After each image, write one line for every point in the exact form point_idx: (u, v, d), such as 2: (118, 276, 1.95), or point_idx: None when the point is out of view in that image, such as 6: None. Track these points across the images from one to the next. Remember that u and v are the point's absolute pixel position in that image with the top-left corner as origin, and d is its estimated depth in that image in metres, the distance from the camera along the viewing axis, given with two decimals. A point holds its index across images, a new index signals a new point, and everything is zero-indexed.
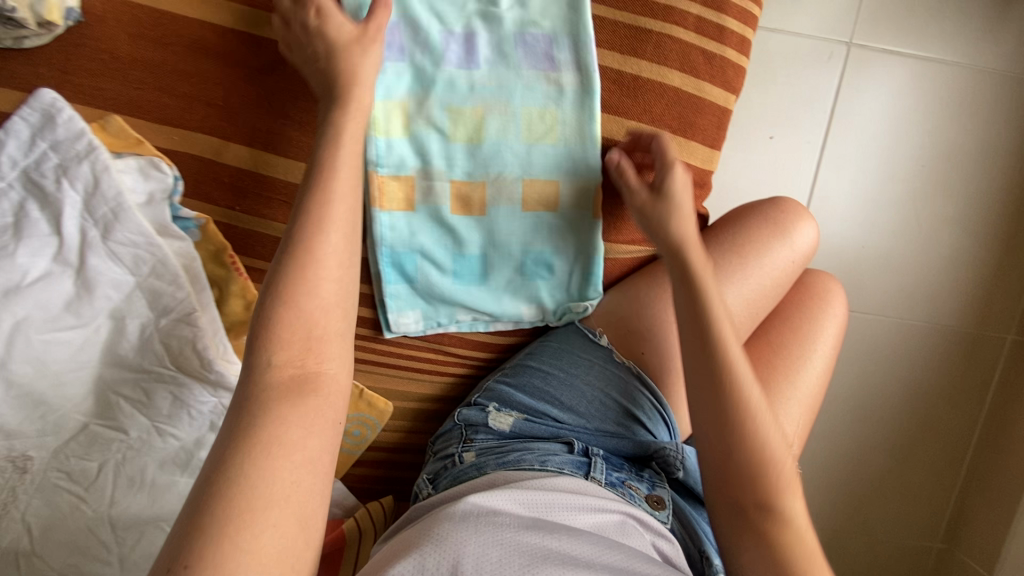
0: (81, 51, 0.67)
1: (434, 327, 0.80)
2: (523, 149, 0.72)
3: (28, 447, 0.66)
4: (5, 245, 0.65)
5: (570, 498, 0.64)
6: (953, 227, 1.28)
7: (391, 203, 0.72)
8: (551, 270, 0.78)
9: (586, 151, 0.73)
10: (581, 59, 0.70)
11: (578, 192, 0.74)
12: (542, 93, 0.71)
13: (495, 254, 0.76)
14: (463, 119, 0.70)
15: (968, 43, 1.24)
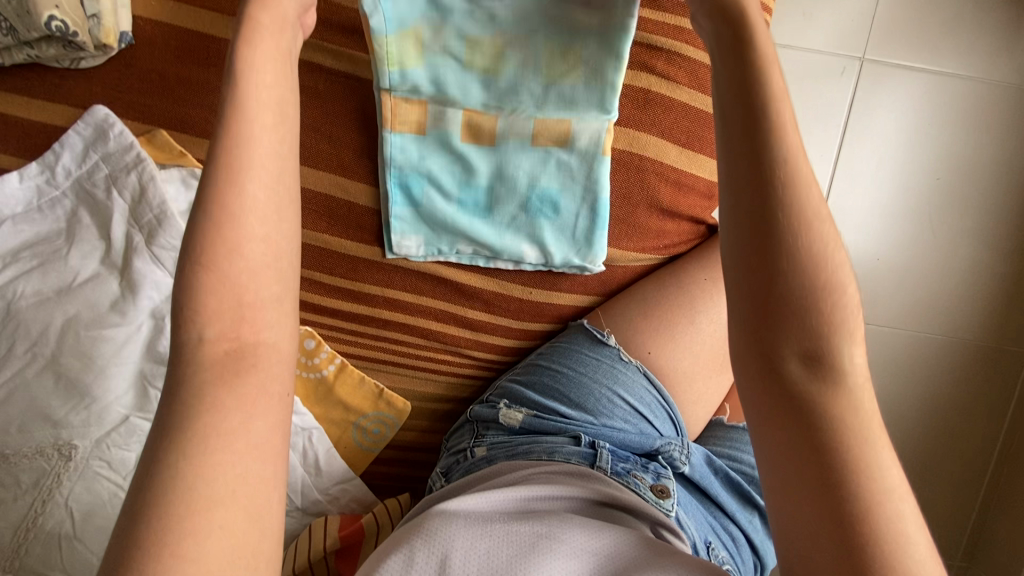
0: (132, 72, 0.73)
1: (434, 254, 0.79)
2: (541, 88, 0.69)
3: (74, 436, 0.69)
4: (61, 248, 0.72)
5: (557, 490, 0.66)
6: (969, 238, 1.28)
7: (402, 126, 0.73)
8: (557, 211, 0.77)
9: (603, 91, 0.69)
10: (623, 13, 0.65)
11: (589, 130, 0.72)
12: (566, 31, 0.66)
13: (503, 191, 0.76)
14: (479, 51, 0.68)
15: (980, 58, 1.25)
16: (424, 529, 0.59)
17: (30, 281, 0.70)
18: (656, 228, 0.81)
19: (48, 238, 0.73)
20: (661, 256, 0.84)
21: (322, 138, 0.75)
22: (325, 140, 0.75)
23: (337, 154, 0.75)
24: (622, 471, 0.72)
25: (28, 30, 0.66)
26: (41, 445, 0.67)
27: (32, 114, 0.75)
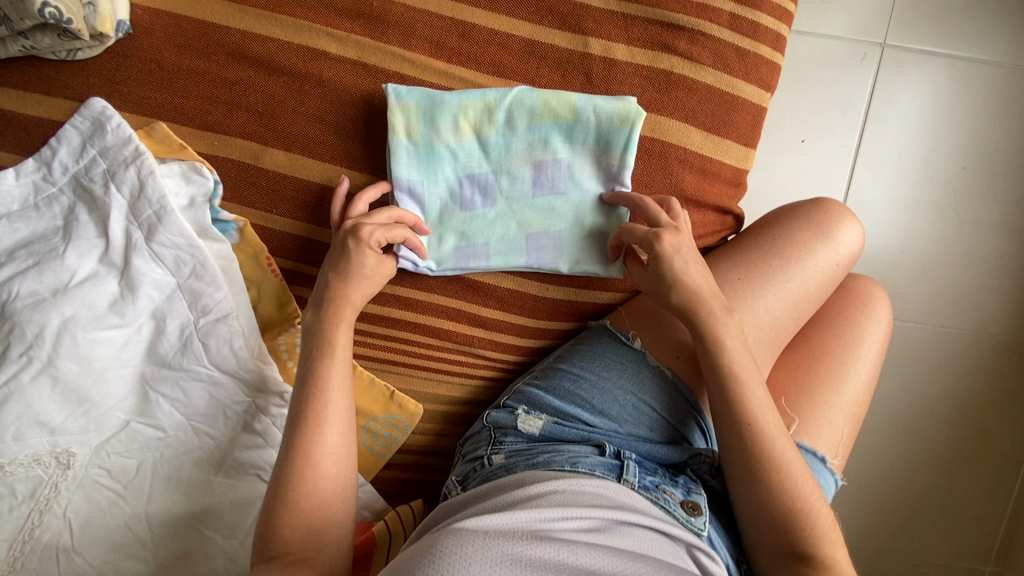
0: (131, 63, 0.70)
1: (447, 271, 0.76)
2: (550, 137, 0.72)
3: (71, 444, 0.66)
4: (57, 247, 0.68)
5: (584, 510, 0.62)
6: (999, 231, 1.23)
7: (411, 158, 0.72)
8: (571, 236, 0.75)
9: (610, 139, 0.71)
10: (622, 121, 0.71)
11: (599, 168, 0.73)
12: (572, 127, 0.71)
13: (517, 253, 0.75)
14: (489, 111, 0.71)
15: (1009, 42, 1.20)
16: (436, 551, 0.55)
17: (26, 282, 0.66)
18: None
19: (45, 236, 0.69)
20: None
21: (329, 129, 0.72)
22: (331, 131, 0.72)
23: (344, 146, 0.72)
24: (650, 486, 0.69)
25: (22, 18, 0.63)
26: (38, 453, 0.65)
27: (29, 108, 0.72)
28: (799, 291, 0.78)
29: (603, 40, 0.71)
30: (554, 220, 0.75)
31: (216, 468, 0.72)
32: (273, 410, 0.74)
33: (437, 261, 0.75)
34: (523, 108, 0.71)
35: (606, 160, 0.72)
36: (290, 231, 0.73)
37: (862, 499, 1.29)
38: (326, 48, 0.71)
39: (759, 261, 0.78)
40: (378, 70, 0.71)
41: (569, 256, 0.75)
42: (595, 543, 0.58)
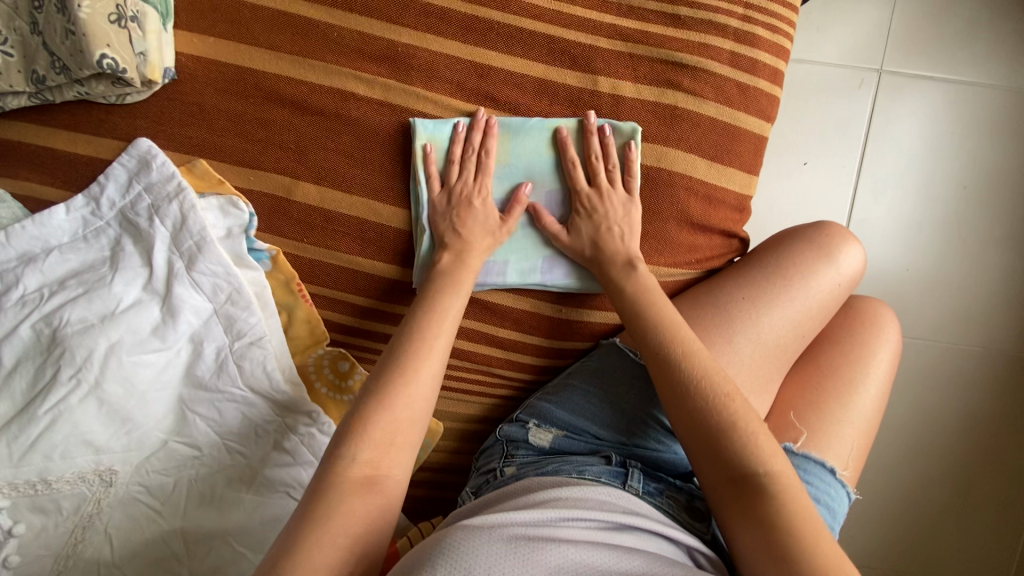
0: (175, 106, 0.77)
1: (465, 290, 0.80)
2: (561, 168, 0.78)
3: (114, 462, 0.70)
4: (105, 276, 0.73)
5: (587, 512, 0.63)
6: (1002, 248, 1.26)
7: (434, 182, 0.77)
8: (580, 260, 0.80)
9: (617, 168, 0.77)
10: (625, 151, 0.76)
11: None
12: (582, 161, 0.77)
13: (535, 271, 0.79)
14: (504, 143, 0.77)
15: (1002, 67, 1.25)
16: (444, 543, 0.56)
17: (76, 309, 0.70)
18: (688, 242, 0.81)
19: (93, 266, 0.74)
20: (694, 271, 0.83)
21: (356, 163, 0.77)
22: (358, 165, 0.77)
23: (369, 178, 0.77)
24: (654, 492, 0.73)
25: (81, 68, 0.67)
26: (83, 471, 0.68)
27: (79, 148, 0.78)
28: (804, 310, 0.81)
29: (611, 77, 0.76)
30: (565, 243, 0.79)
31: (247, 485, 0.75)
32: (303, 428, 0.78)
33: None
34: (535, 139, 0.77)
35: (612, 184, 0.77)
36: (319, 258, 0.79)
37: (878, 518, 1.28)
38: (354, 89, 0.76)
39: (764, 282, 0.81)
40: (401, 108, 0.77)
41: (579, 278, 0.80)
42: (596, 541, 0.60)
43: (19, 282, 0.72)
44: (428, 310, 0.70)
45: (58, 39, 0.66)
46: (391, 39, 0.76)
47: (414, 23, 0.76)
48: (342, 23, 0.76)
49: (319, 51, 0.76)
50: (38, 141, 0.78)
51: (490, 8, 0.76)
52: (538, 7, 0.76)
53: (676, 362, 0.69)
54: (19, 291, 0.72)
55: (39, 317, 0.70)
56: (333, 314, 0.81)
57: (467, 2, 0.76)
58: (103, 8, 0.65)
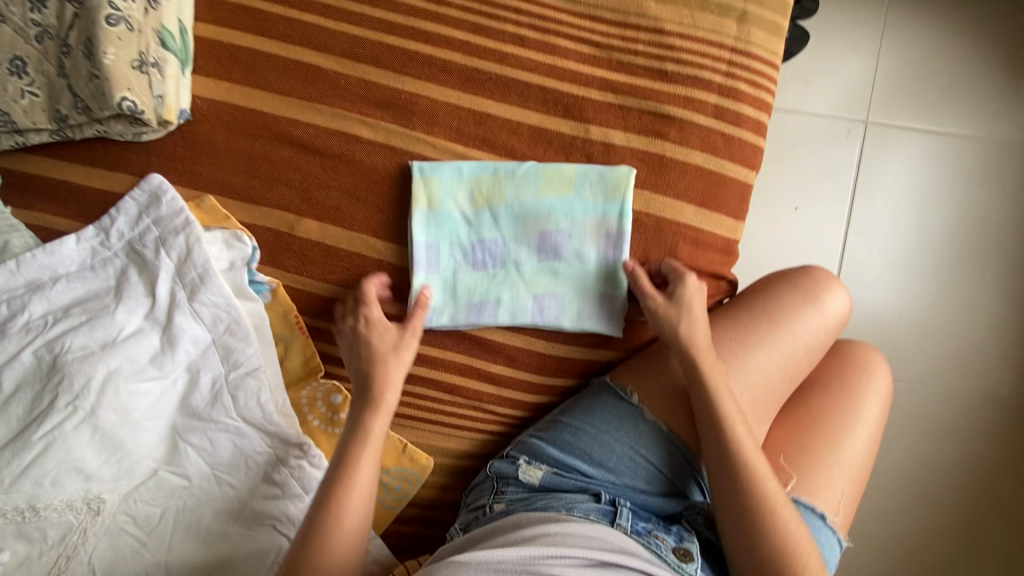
0: (188, 144, 0.81)
1: (458, 324, 0.82)
2: (556, 209, 0.80)
3: (103, 490, 0.70)
4: (109, 305, 0.75)
5: (572, 549, 0.63)
6: (991, 294, 1.28)
7: (430, 220, 0.80)
8: (574, 298, 0.82)
9: (611, 209, 0.80)
10: (618, 195, 0.79)
11: (601, 234, 0.80)
12: (578, 203, 0.80)
13: (542, 314, 0.82)
14: (500, 184, 0.80)
15: (982, 120, 1.30)
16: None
17: (78, 336, 0.72)
18: None
19: (98, 295, 0.76)
20: None
21: (357, 201, 0.80)
22: (359, 203, 0.80)
23: (370, 216, 0.80)
24: (642, 531, 0.73)
25: (102, 108, 0.70)
26: (72, 499, 0.69)
27: (94, 182, 0.82)
28: (792, 352, 0.82)
29: (602, 126, 0.80)
30: (558, 281, 0.81)
31: (234, 517, 0.75)
32: (293, 461, 0.78)
33: (447, 314, 0.81)
34: (531, 182, 0.79)
35: (606, 229, 0.80)
36: (319, 291, 0.81)
37: (881, 569, 1.25)
38: (359, 132, 0.81)
39: (753, 323, 0.83)
40: (402, 150, 0.81)
41: (571, 314, 0.82)
42: None
43: (24, 309, 0.74)
44: (367, 409, 0.76)
45: (82, 82, 0.70)
46: (395, 87, 0.81)
47: (417, 73, 0.81)
48: (349, 72, 0.81)
49: (327, 97, 0.81)
50: (54, 174, 0.82)
51: (489, 61, 0.80)
52: (534, 61, 0.80)
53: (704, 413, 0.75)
54: (24, 318, 0.74)
55: (41, 344, 0.72)
56: (328, 346, 0.82)
57: (468, 55, 0.81)
58: (127, 55, 0.69)
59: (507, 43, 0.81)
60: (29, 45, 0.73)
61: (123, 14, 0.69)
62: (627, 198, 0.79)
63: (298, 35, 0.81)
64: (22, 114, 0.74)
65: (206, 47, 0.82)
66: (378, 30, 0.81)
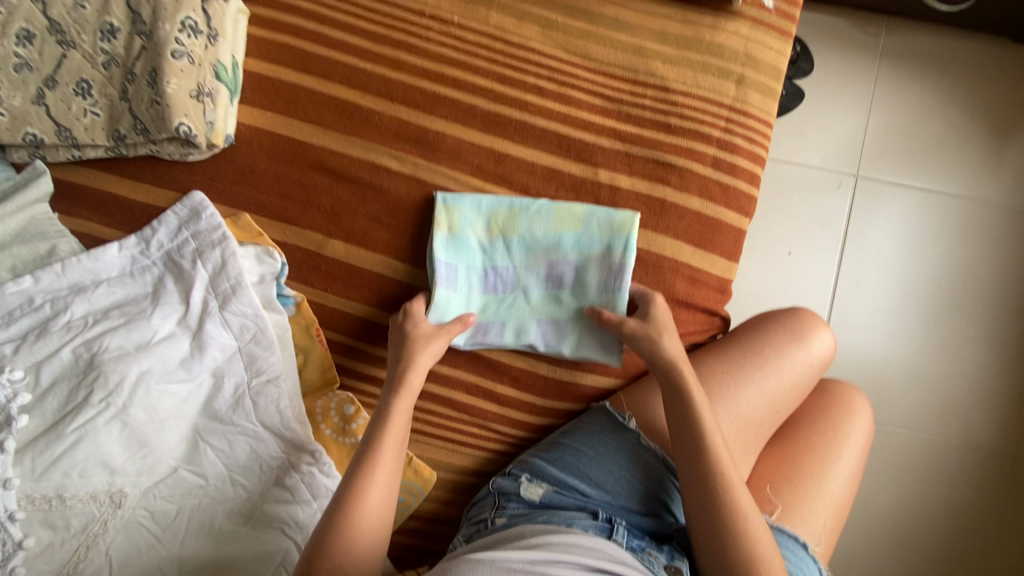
0: (230, 166, 0.88)
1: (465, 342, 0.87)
2: (564, 242, 0.86)
3: (125, 484, 0.74)
4: (145, 309, 0.81)
5: (573, 557, 0.68)
6: (972, 345, 1.34)
7: (449, 242, 0.86)
8: (575, 324, 0.87)
9: (615, 244, 0.85)
10: (623, 232, 0.85)
11: (604, 266, 0.86)
12: (585, 237, 0.86)
13: (546, 338, 0.87)
14: (516, 216, 0.86)
15: (964, 181, 1.39)
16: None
17: (115, 337, 0.78)
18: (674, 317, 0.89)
19: (136, 300, 0.82)
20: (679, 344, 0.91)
21: (382, 226, 0.87)
22: (383, 228, 0.87)
23: (393, 240, 0.87)
24: (637, 548, 0.77)
25: (159, 131, 0.77)
26: (96, 491, 0.73)
27: (140, 196, 0.88)
28: (779, 387, 0.88)
29: (610, 170, 0.88)
30: (561, 308, 0.87)
31: (245, 518, 0.79)
32: (304, 467, 0.82)
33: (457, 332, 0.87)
34: (543, 215, 0.86)
35: (609, 262, 0.86)
36: (340, 307, 0.87)
37: None
38: (388, 163, 0.88)
39: (743, 358, 0.89)
40: (426, 183, 0.88)
41: (572, 340, 0.87)
42: None
43: (67, 309, 0.80)
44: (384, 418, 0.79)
45: (143, 107, 0.77)
46: (423, 126, 0.89)
47: (444, 114, 0.89)
48: (382, 109, 0.89)
49: (361, 131, 0.89)
50: (103, 186, 0.88)
51: (510, 107, 0.89)
52: (551, 108, 0.89)
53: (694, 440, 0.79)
54: (66, 317, 0.79)
55: (81, 342, 0.77)
56: (346, 359, 0.89)
57: (491, 100, 0.89)
58: (187, 86, 0.76)
59: (527, 92, 0.89)
60: (96, 70, 0.80)
61: (186, 49, 0.77)
62: (631, 235, 0.85)
63: (338, 73, 0.89)
64: (83, 131, 0.81)
65: (253, 80, 0.90)
66: (411, 74, 0.89)
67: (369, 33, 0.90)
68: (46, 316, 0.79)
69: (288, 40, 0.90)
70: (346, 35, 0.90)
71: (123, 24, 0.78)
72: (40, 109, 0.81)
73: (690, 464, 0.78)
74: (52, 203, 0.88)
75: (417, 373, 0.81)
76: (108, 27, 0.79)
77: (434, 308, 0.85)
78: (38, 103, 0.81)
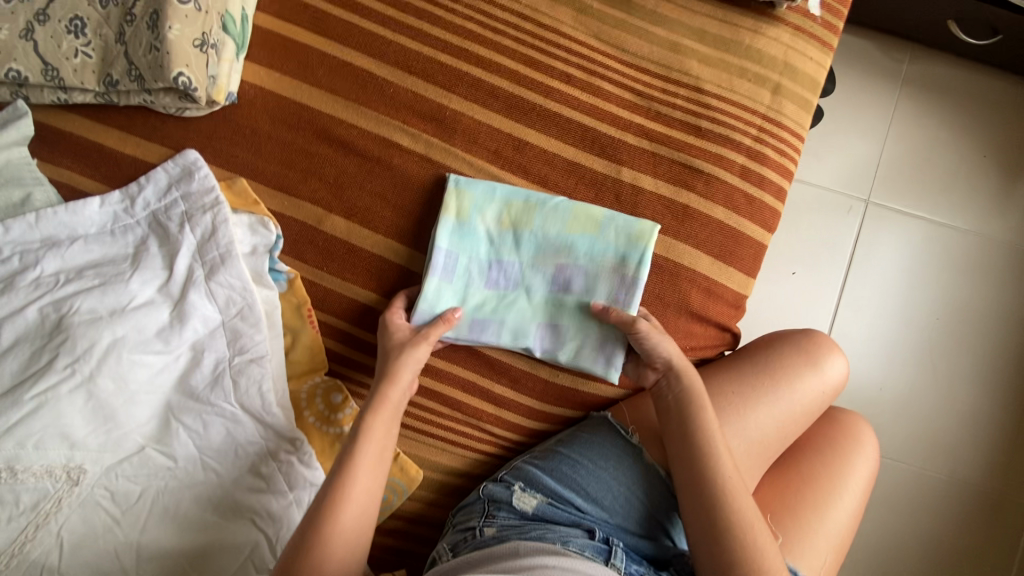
0: (229, 127, 0.82)
1: (455, 337, 0.81)
2: (576, 243, 0.82)
3: (86, 460, 0.68)
4: (124, 272, 0.74)
5: None
6: (969, 383, 1.33)
7: (454, 228, 0.81)
8: (574, 334, 0.82)
9: (630, 257, 0.81)
10: (639, 245, 0.81)
11: (613, 277, 0.82)
12: (599, 242, 0.81)
13: (540, 345, 0.82)
14: (530, 209, 0.82)
15: (976, 216, 1.37)
16: None
17: (88, 299, 0.71)
18: (686, 329, 0.85)
19: (114, 261, 0.76)
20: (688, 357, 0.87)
21: (387, 207, 0.82)
22: (389, 209, 0.82)
23: (397, 224, 0.82)
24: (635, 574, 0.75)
25: (156, 80, 0.71)
26: (52, 465, 0.66)
27: (129, 149, 0.82)
28: (789, 411, 0.85)
29: (634, 170, 0.83)
30: (562, 315, 0.82)
31: (214, 506, 0.73)
32: (283, 455, 0.77)
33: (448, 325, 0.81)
34: (558, 212, 0.82)
35: (622, 273, 0.81)
36: (334, 287, 0.81)
37: None
38: (399, 140, 0.83)
39: (755, 379, 0.85)
40: (439, 164, 0.83)
41: (567, 349, 0.82)
42: None
43: (38, 264, 0.73)
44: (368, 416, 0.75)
45: (141, 52, 0.71)
46: (441, 103, 0.83)
47: (464, 93, 0.84)
48: (399, 82, 0.83)
49: (374, 102, 0.83)
50: (88, 134, 0.81)
51: (535, 92, 0.84)
52: (577, 99, 0.84)
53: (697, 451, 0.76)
54: (35, 273, 0.72)
55: (49, 301, 0.71)
56: (336, 343, 0.83)
57: (515, 84, 0.84)
58: (192, 33, 0.70)
59: (553, 78, 0.84)
60: (92, 8, 0.74)
61: None
62: (648, 249, 0.81)
63: (354, 38, 0.83)
64: (72, 73, 0.74)
65: (263, 37, 0.83)
66: (432, 47, 0.84)
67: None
68: (15, 269, 0.73)
69: None
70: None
71: None
72: (26, 45, 0.74)
73: (686, 470, 0.76)
74: (33, 148, 0.81)
75: (399, 377, 0.77)
76: None
77: (429, 296, 0.80)
78: (25, 38, 0.74)
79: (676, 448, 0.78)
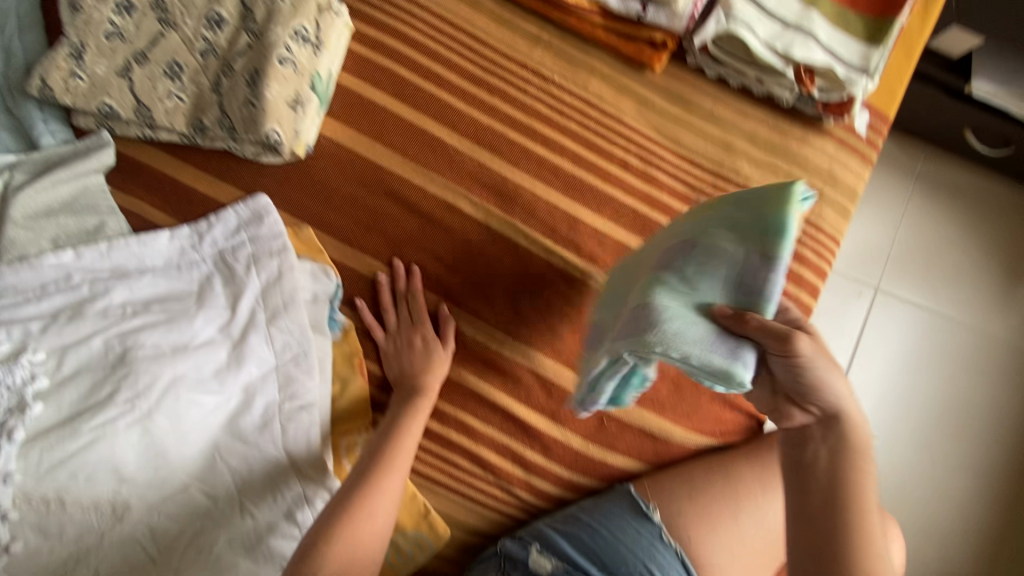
0: (302, 177, 0.86)
1: (580, 403, 0.76)
2: (688, 235, 0.75)
3: (132, 496, 0.69)
4: (190, 310, 0.77)
5: None
6: (965, 478, 1.36)
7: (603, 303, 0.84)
8: (677, 312, 0.67)
9: (766, 236, 0.66)
10: (779, 226, 0.66)
11: (732, 267, 0.68)
12: (718, 225, 0.73)
13: (632, 333, 0.68)
14: (638, 255, 0.84)
15: (977, 313, 1.44)
16: None
17: (153, 334, 0.73)
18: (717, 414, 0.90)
19: (180, 297, 0.78)
20: (714, 441, 0.90)
21: (444, 266, 0.88)
22: (445, 268, 0.88)
23: (451, 283, 0.89)
24: None
25: (249, 134, 0.74)
26: (99, 498, 0.68)
27: (202, 186, 0.85)
28: None
29: None
30: (667, 292, 0.70)
31: (246, 551, 0.74)
32: (318, 504, 0.78)
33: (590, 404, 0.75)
34: (671, 227, 0.80)
35: (751, 254, 0.67)
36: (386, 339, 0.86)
37: None
38: (462, 206, 0.88)
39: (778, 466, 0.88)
40: (497, 233, 0.88)
41: (671, 325, 0.65)
42: None
43: (106, 295, 0.75)
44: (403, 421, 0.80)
45: (236, 105, 0.74)
46: (505, 175, 0.88)
47: (527, 168, 0.88)
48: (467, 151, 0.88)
49: (441, 168, 0.88)
50: (164, 168, 0.84)
51: (593, 175, 0.89)
52: (633, 185, 0.89)
53: (839, 509, 0.61)
54: (103, 303, 0.74)
55: (115, 333, 0.73)
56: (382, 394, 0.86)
57: (576, 165, 0.89)
58: (286, 93, 0.73)
59: (612, 163, 0.89)
60: (191, 56, 0.77)
61: (293, 56, 0.74)
62: (789, 230, 0.65)
63: (429, 106, 0.88)
64: (163, 114, 0.77)
65: (344, 94, 0.88)
66: (501, 122, 0.89)
67: (468, 73, 0.89)
68: (82, 297, 0.74)
69: (385, 62, 0.88)
70: (444, 69, 0.88)
71: (231, 18, 0.76)
72: (122, 82, 0.77)
73: (813, 546, 0.61)
74: (107, 175, 0.83)
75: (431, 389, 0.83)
76: (215, 17, 0.76)
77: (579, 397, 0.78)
78: (123, 76, 0.77)
79: (813, 522, 0.61)
